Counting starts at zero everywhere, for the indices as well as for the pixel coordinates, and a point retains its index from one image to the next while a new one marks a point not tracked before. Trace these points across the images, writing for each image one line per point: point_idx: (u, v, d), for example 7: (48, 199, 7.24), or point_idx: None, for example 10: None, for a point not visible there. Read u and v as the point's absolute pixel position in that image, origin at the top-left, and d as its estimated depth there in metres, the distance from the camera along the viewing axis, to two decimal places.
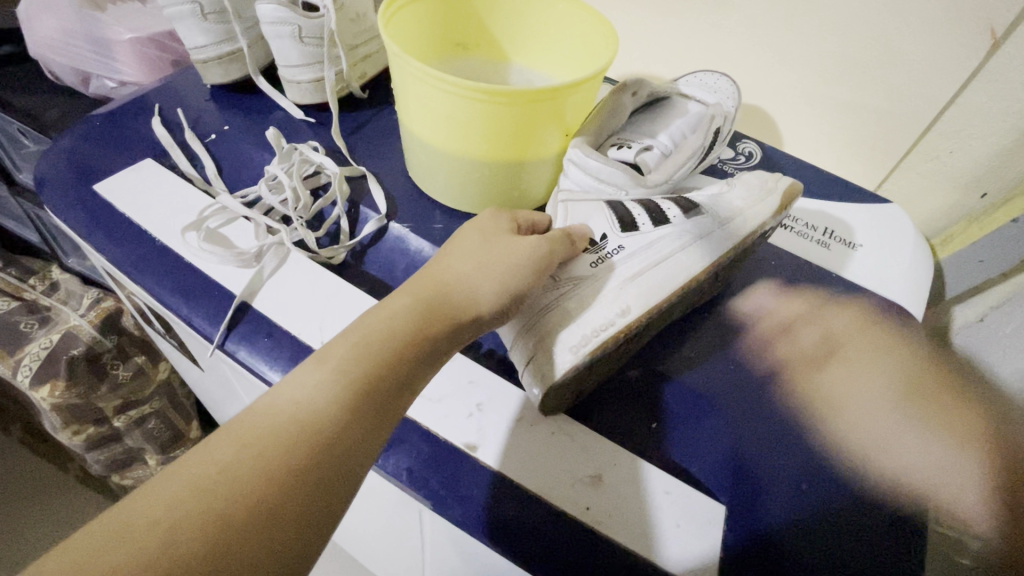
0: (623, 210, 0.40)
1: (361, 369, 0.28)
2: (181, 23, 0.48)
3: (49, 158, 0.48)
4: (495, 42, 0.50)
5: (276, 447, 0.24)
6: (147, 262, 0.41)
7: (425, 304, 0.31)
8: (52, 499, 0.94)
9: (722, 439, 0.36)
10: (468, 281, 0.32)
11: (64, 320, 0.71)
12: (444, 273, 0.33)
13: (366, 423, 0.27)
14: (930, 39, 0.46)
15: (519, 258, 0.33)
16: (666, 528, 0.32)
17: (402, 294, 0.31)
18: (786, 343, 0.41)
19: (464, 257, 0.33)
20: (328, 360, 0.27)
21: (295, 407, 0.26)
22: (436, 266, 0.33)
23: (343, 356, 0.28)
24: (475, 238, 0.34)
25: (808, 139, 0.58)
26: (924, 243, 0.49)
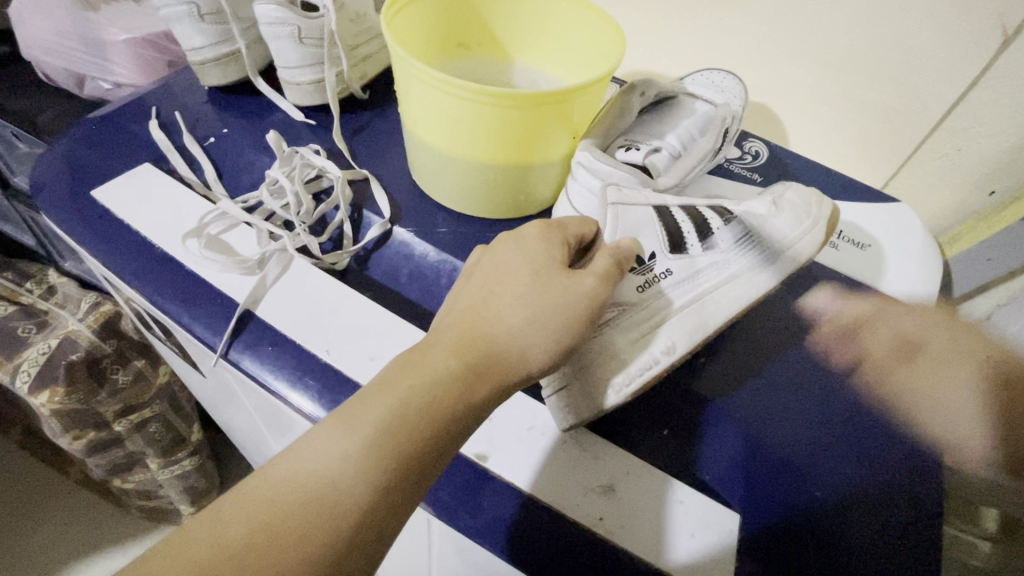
0: (671, 225, 0.39)
1: (395, 441, 0.26)
2: (178, 24, 0.47)
3: (45, 163, 0.47)
4: (499, 42, 0.49)
5: (295, 523, 0.24)
6: (148, 269, 0.40)
7: (471, 364, 0.29)
8: (51, 503, 0.94)
9: (735, 444, 0.36)
10: (517, 334, 0.30)
11: (63, 324, 0.70)
12: (491, 326, 0.30)
13: (395, 498, 0.25)
14: (938, 36, 0.46)
15: (572, 311, 0.31)
16: (677, 547, 0.31)
17: (445, 346, 0.30)
18: (863, 338, 0.41)
19: (511, 299, 0.31)
20: (359, 424, 0.26)
21: (318, 481, 0.25)
22: (480, 309, 0.31)
23: (375, 417, 0.26)
24: (526, 282, 0.31)
25: (815, 137, 0.57)
26: (933, 243, 0.48)
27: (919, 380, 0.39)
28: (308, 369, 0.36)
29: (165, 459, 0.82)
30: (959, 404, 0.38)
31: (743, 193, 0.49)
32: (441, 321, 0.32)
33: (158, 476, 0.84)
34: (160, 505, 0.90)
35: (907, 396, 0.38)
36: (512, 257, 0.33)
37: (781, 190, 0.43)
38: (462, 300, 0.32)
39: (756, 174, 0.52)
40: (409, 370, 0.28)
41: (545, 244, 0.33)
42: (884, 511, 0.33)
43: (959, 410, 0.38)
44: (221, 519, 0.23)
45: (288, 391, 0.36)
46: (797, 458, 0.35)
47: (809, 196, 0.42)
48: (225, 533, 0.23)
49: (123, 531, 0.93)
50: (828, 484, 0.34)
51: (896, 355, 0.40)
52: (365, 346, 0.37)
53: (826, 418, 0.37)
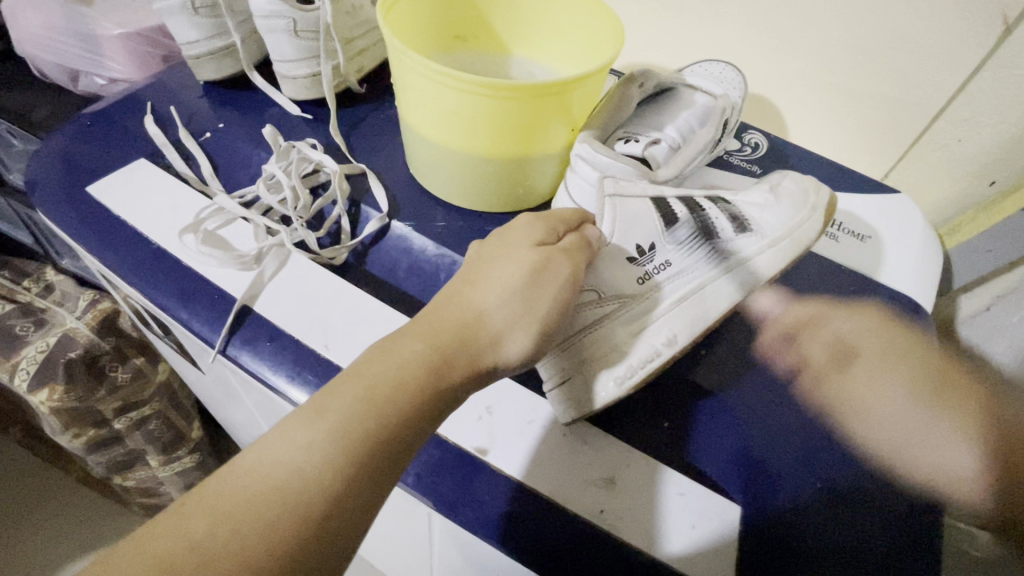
0: (668, 214, 0.39)
1: (361, 428, 0.26)
2: (172, 18, 0.46)
3: (39, 158, 0.47)
4: (495, 34, 0.48)
5: (263, 510, 0.23)
6: (144, 265, 0.40)
7: (439, 350, 0.29)
8: (51, 502, 0.94)
9: (729, 438, 0.36)
10: (494, 321, 0.31)
11: (60, 323, 0.70)
12: (465, 311, 0.31)
13: (367, 484, 0.25)
14: (938, 26, 0.45)
15: (546, 297, 0.32)
16: (673, 539, 0.31)
17: (421, 330, 0.30)
18: (803, 341, 0.40)
19: (491, 287, 0.31)
20: (327, 410, 0.26)
21: (284, 471, 0.24)
22: (457, 296, 0.32)
23: (348, 400, 0.26)
24: (505, 269, 0.32)
25: (815, 128, 0.57)
26: (933, 234, 0.48)
27: (856, 389, 0.37)
28: (308, 364, 0.36)
29: (166, 457, 0.82)
30: (892, 407, 0.36)
31: (734, 183, 0.49)
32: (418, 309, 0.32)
33: (160, 472, 0.84)
34: (161, 502, 0.90)
35: (845, 397, 0.37)
36: (492, 246, 0.34)
37: (779, 180, 0.43)
38: (441, 291, 0.33)
39: (755, 165, 0.52)
40: (383, 353, 0.28)
41: (524, 231, 0.34)
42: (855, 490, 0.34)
43: (921, 417, 0.36)
44: (190, 512, 0.23)
45: (287, 386, 0.35)
46: (781, 437, 0.36)
47: (810, 184, 0.42)
48: (193, 525, 0.23)
49: (125, 528, 0.93)
50: (801, 462, 0.35)
51: (835, 362, 0.38)
52: (364, 341, 0.37)
53: (803, 400, 0.38)
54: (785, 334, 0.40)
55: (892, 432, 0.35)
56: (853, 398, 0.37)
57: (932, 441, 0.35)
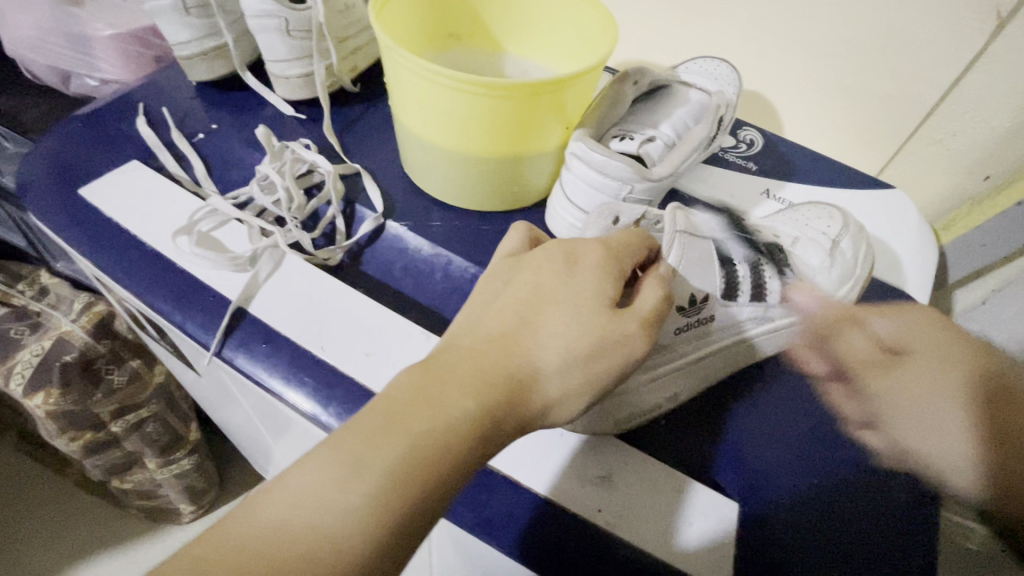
0: (728, 272, 0.38)
1: (403, 489, 0.23)
2: (164, 18, 0.46)
3: (32, 161, 0.46)
4: (489, 33, 0.48)
5: (289, 571, 0.21)
6: (139, 267, 0.40)
7: (492, 408, 0.26)
8: (48, 506, 0.94)
9: (747, 448, 0.36)
10: (549, 380, 0.28)
11: (55, 325, 0.69)
12: (521, 364, 0.27)
13: (396, 554, 0.23)
14: (933, 20, 0.45)
15: (608, 363, 0.29)
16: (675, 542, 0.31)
17: (473, 374, 0.27)
18: (848, 340, 0.39)
19: (553, 339, 0.28)
20: (365, 465, 0.23)
21: (313, 528, 0.22)
22: (509, 337, 0.28)
23: (390, 455, 0.24)
24: (570, 321, 0.29)
25: (810, 124, 0.57)
26: (928, 229, 0.48)
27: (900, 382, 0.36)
28: (304, 364, 0.36)
29: (164, 459, 0.82)
30: (929, 391, 0.35)
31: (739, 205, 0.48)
32: (466, 341, 0.29)
33: (157, 475, 0.84)
34: (160, 504, 0.90)
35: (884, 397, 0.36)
36: (550, 278, 0.30)
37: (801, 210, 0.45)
38: (497, 320, 0.29)
39: (751, 162, 0.52)
40: (429, 401, 0.25)
41: (587, 270, 0.31)
42: (871, 510, 0.33)
43: (944, 415, 0.34)
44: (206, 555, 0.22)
45: (284, 389, 0.35)
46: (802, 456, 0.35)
47: (836, 213, 0.45)
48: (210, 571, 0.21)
49: (124, 531, 0.93)
50: (815, 477, 0.34)
51: (883, 355, 0.38)
52: (359, 341, 0.37)
53: (815, 410, 0.37)
54: (829, 330, 0.40)
55: (930, 437, 0.34)
56: (893, 392, 0.36)
57: (939, 424, 0.34)
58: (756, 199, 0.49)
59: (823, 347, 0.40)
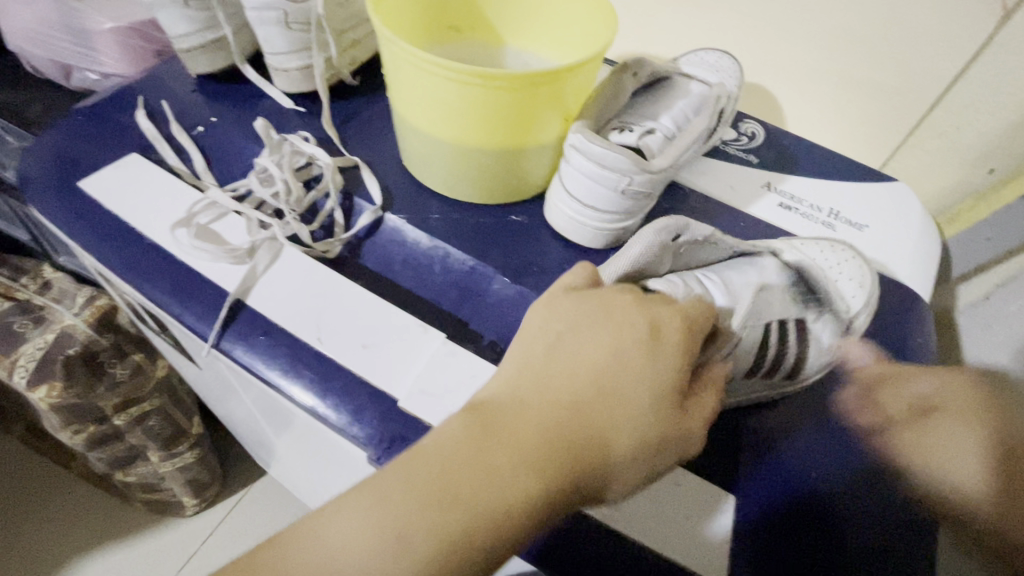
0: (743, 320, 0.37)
1: (451, 557, 0.24)
2: (163, 10, 0.46)
3: (33, 154, 0.46)
4: (489, 24, 0.48)
5: None
6: (138, 260, 0.40)
7: (554, 482, 0.26)
8: (53, 498, 0.95)
9: (770, 462, 0.35)
10: (612, 460, 0.27)
11: (58, 319, 0.70)
12: (586, 438, 0.27)
13: None
14: (938, 11, 0.45)
15: (669, 446, 0.29)
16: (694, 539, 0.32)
17: (535, 450, 0.26)
18: (892, 390, 0.37)
19: (621, 416, 0.28)
20: (413, 530, 0.24)
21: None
22: (578, 413, 0.27)
23: (441, 523, 0.24)
24: (640, 399, 0.28)
25: (812, 117, 0.57)
26: (931, 222, 0.48)
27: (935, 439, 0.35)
28: (303, 358, 0.36)
29: (167, 452, 0.82)
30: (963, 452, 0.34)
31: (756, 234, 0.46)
32: (534, 404, 0.28)
33: (161, 468, 0.84)
34: (164, 497, 0.90)
35: (922, 451, 0.34)
36: (622, 351, 0.29)
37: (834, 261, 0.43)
38: (571, 383, 0.28)
39: (752, 155, 0.51)
40: (487, 473, 0.25)
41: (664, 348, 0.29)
42: (897, 531, 0.32)
43: (965, 449, 0.34)
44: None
45: (284, 382, 0.35)
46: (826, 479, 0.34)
47: (867, 287, 0.42)
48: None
49: (127, 524, 0.94)
50: (834, 482, 0.34)
51: (922, 410, 0.36)
52: (357, 334, 0.37)
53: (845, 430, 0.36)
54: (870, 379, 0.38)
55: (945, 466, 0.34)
56: (928, 443, 0.35)
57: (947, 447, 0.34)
58: (758, 193, 0.48)
59: (867, 387, 0.38)
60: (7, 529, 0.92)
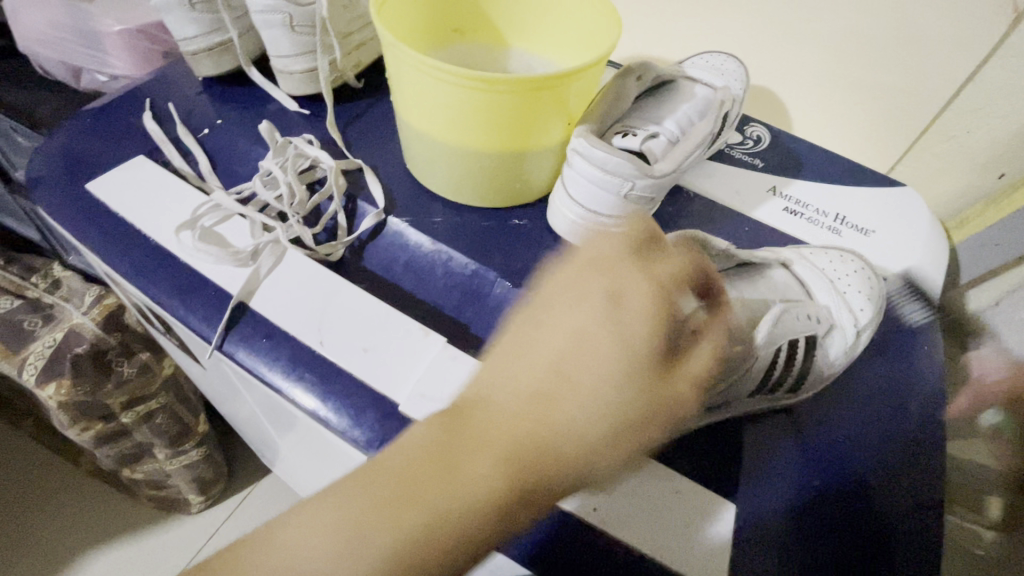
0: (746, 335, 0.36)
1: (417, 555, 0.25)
2: (169, 13, 0.46)
3: (41, 156, 0.47)
4: (493, 27, 0.48)
5: None
6: (143, 262, 0.40)
7: (518, 475, 0.26)
8: (61, 494, 0.96)
9: (791, 449, 0.35)
10: (584, 447, 0.27)
11: (67, 318, 0.71)
12: (552, 426, 0.27)
13: None
14: (949, 14, 0.44)
15: (642, 425, 0.28)
16: (695, 546, 0.31)
17: (501, 440, 0.27)
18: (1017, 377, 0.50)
19: (587, 400, 0.27)
20: (378, 530, 0.25)
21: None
22: (543, 400, 0.27)
23: (411, 523, 0.25)
24: (606, 379, 0.28)
25: (819, 120, 0.56)
26: (939, 227, 0.47)
27: None
28: (304, 361, 0.36)
29: (173, 449, 0.83)
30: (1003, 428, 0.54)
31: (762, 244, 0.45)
32: (499, 393, 0.28)
33: (167, 465, 0.85)
34: (170, 494, 0.91)
35: None
36: (580, 331, 0.29)
37: (845, 274, 0.42)
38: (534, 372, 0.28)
39: (758, 159, 0.51)
40: (455, 469, 0.26)
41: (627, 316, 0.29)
42: (897, 515, 0.33)
43: None
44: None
45: (286, 385, 0.36)
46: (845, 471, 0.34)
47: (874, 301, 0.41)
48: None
49: (134, 520, 0.95)
50: (851, 475, 0.34)
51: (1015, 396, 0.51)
52: (359, 337, 0.37)
53: (871, 425, 0.36)
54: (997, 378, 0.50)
55: None
56: None
57: None
58: (763, 197, 0.48)
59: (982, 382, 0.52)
60: (17, 523, 0.93)
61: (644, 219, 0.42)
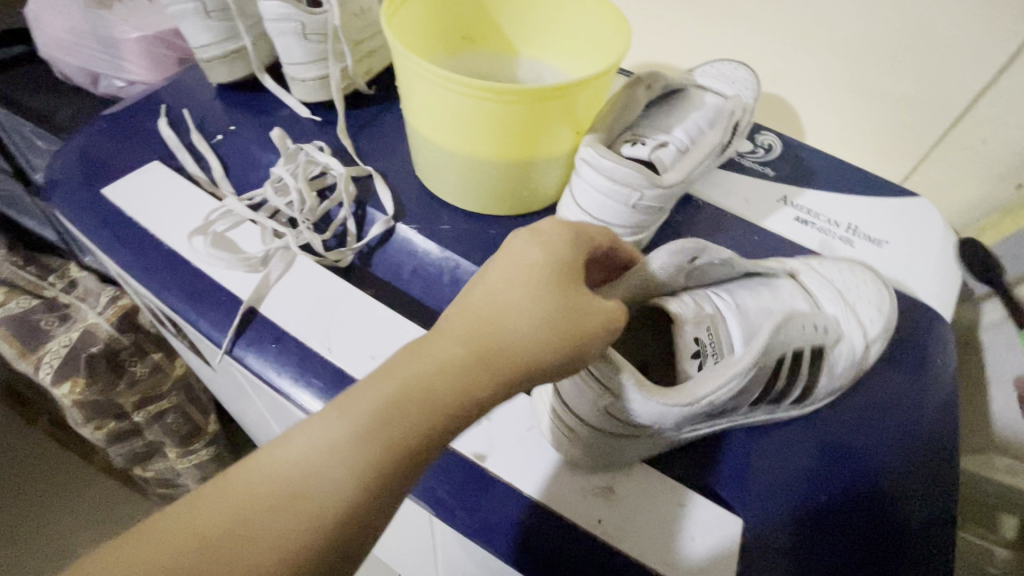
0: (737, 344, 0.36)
1: (391, 429, 0.23)
2: (185, 21, 0.47)
3: (59, 161, 0.48)
4: (503, 35, 0.48)
5: (281, 513, 0.21)
6: (156, 266, 0.41)
7: (477, 351, 0.26)
8: (74, 491, 0.97)
9: (797, 447, 0.36)
10: (533, 329, 0.27)
11: (83, 317, 0.74)
12: (499, 314, 0.27)
13: (392, 490, 0.23)
14: (965, 23, 0.44)
15: (591, 311, 0.28)
16: (699, 557, 0.31)
17: (446, 342, 0.26)
18: None
19: (526, 289, 0.28)
20: (352, 405, 0.23)
21: (303, 466, 0.22)
22: (482, 293, 0.28)
23: (360, 415, 0.23)
24: (545, 269, 0.29)
25: (830, 128, 0.55)
26: (953, 238, 0.47)
27: None
28: (312, 366, 0.36)
29: (183, 449, 0.84)
30: None
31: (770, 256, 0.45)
32: (449, 303, 0.29)
33: (177, 464, 0.86)
34: (180, 493, 0.92)
35: None
36: (521, 248, 0.30)
37: (855, 286, 0.42)
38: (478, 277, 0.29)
39: (769, 168, 0.50)
40: (401, 368, 0.24)
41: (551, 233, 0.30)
42: (907, 513, 0.33)
43: None
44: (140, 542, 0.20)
45: (294, 390, 0.36)
46: (853, 469, 0.35)
47: (883, 314, 0.40)
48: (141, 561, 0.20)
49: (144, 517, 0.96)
50: (857, 475, 0.34)
51: None
52: (366, 344, 0.37)
53: (877, 424, 0.37)
54: None
55: None
56: None
57: None
58: (773, 206, 0.48)
59: None
60: (31, 518, 0.95)
61: (651, 229, 0.42)
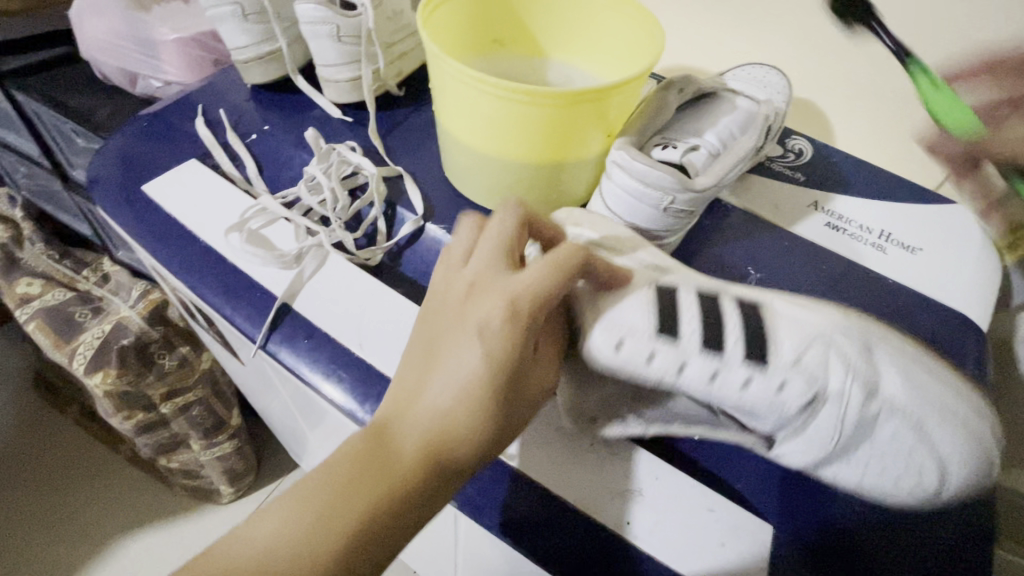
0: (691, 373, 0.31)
1: (337, 527, 0.27)
2: (224, 23, 0.48)
3: (100, 159, 0.50)
4: (534, 39, 0.48)
5: None
6: (193, 262, 0.42)
7: (422, 451, 0.29)
8: (102, 478, 1.00)
9: None
10: (471, 425, 0.30)
11: (115, 311, 0.76)
12: (441, 410, 0.30)
13: None
14: (1006, 27, 0.43)
15: (523, 399, 0.31)
16: (727, 561, 0.32)
17: (400, 453, 0.29)
18: None
19: (469, 383, 0.30)
20: (307, 502, 0.28)
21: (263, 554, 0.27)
22: (431, 387, 0.31)
23: (312, 512, 0.28)
24: (489, 359, 0.30)
25: (863, 133, 0.55)
26: (991, 247, 0.46)
27: None
28: (344, 363, 0.37)
29: (207, 441, 0.86)
30: None
31: (801, 337, 0.32)
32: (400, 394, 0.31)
33: (201, 456, 0.88)
34: (203, 484, 0.94)
35: None
36: (470, 334, 0.31)
37: (867, 458, 0.31)
38: (430, 361, 0.32)
39: (799, 173, 0.50)
40: (353, 484, 0.28)
41: (499, 330, 0.30)
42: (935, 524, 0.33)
43: None
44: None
45: (326, 385, 0.37)
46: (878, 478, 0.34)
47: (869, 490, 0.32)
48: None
49: (168, 507, 0.98)
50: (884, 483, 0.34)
51: None
52: (396, 342, 0.38)
53: None
54: None
55: None
56: None
57: None
58: (803, 211, 0.47)
59: None
60: (61, 504, 0.98)
61: (682, 232, 0.41)
